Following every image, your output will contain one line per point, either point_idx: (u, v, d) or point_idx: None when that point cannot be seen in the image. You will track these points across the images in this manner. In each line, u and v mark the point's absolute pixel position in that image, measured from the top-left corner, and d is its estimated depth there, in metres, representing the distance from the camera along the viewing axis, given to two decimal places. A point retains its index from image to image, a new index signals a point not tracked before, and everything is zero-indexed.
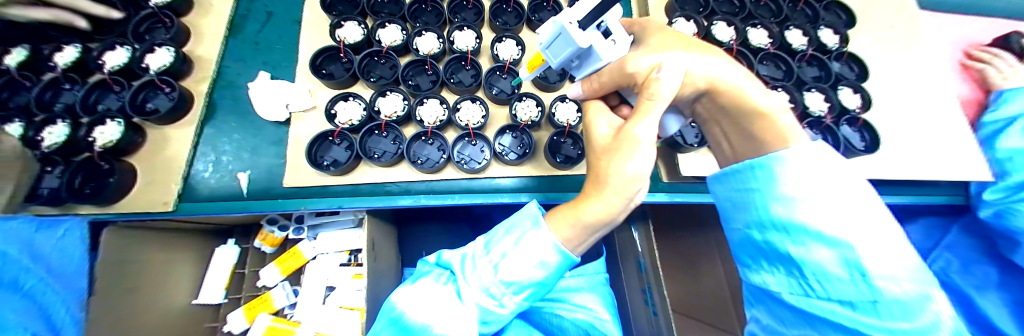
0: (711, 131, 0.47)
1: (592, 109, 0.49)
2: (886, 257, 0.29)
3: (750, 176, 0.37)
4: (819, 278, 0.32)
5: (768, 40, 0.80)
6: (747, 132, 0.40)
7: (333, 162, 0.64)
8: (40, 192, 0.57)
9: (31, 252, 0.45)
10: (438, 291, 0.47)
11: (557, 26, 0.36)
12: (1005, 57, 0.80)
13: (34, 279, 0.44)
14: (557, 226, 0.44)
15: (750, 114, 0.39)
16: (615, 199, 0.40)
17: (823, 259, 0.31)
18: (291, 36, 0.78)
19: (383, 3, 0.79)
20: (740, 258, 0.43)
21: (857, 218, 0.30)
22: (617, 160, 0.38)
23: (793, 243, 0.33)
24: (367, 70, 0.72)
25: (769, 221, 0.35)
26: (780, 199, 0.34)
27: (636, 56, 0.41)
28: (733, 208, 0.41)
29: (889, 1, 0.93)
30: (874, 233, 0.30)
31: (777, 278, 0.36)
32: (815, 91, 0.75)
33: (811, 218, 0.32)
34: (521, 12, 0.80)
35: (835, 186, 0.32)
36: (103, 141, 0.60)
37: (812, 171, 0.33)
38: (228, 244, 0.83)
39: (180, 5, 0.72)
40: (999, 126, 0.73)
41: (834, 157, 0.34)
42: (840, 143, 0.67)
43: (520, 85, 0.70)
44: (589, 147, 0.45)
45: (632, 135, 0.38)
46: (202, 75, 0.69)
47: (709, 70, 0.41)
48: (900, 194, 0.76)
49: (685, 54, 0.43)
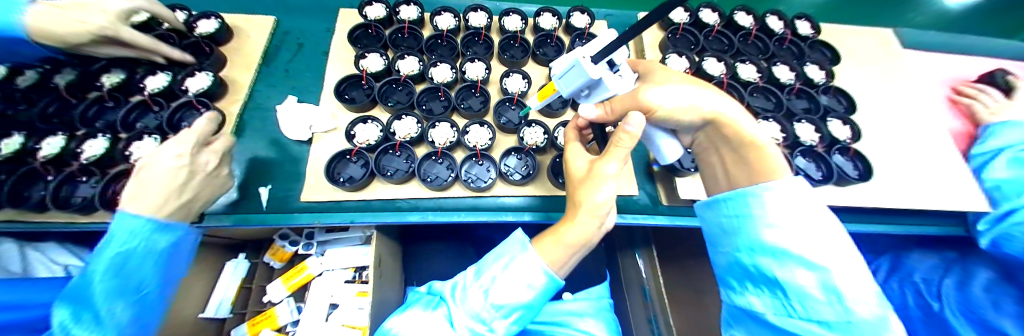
0: (709, 159, 0.51)
1: (571, 146, 0.53)
2: (856, 279, 0.31)
3: (739, 203, 0.41)
4: (801, 299, 0.33)
5: (757, 74, 0.86)
6: (744, 160, 0.44)
7: (348, 178, 0.68)
8: (72, 200, 0.62)
9: (149, 256, 0.46)
10: (427, 317, 0.49)
11: (571, 60, 0.42)
12: (990, 92, 0.83)
13: (152, 283, 0.47)
14: (544, 249, 0.48)
15: (747, 146, 0.43)
16: (589, 220, 0.46)
17: (805, 282, 0.33)
18: (318, 65, 0.86)
19: (404, 38, 0.88)
20: (725, 281, 0.45)
21: (830, 245, 0.34)
22: (588, 190, 0.45)
23: (779, 265, 0.35)
24: (385, 96, 0.79)
25: (758, 245, 0.38)
26: (768, 223, 0.37)
27: (646, 87, 0.44)
28: (723, 234, 0.45)
29: (868, 43, 1.01)
30: (842, 258, 0.33)
31: (762, 299, 0.38)
32: (804, 122, 0.79)
33: (793, 243, 0.35)
34: (527, 47, 0.88)
35: (811, 215, 0.36)
36: (139, 155, 0.65)
37: (792, 202, 0.37)
38: (238, 259, 0.86)
39: (222, 37, 0.81)
40: (987, 157, 0.75)
41: (811, 192, 0.38)
42: (834, 171, 0.69)
43: (527, 115, 0.76)
44: (567, 178, 0.51)
45: (602, 170, 0.45)
46: (235, 98, 0.76)
47: (715, 105, 0.45)
48: (903, 223, 0.76)
49: (692, 89, 0.47)
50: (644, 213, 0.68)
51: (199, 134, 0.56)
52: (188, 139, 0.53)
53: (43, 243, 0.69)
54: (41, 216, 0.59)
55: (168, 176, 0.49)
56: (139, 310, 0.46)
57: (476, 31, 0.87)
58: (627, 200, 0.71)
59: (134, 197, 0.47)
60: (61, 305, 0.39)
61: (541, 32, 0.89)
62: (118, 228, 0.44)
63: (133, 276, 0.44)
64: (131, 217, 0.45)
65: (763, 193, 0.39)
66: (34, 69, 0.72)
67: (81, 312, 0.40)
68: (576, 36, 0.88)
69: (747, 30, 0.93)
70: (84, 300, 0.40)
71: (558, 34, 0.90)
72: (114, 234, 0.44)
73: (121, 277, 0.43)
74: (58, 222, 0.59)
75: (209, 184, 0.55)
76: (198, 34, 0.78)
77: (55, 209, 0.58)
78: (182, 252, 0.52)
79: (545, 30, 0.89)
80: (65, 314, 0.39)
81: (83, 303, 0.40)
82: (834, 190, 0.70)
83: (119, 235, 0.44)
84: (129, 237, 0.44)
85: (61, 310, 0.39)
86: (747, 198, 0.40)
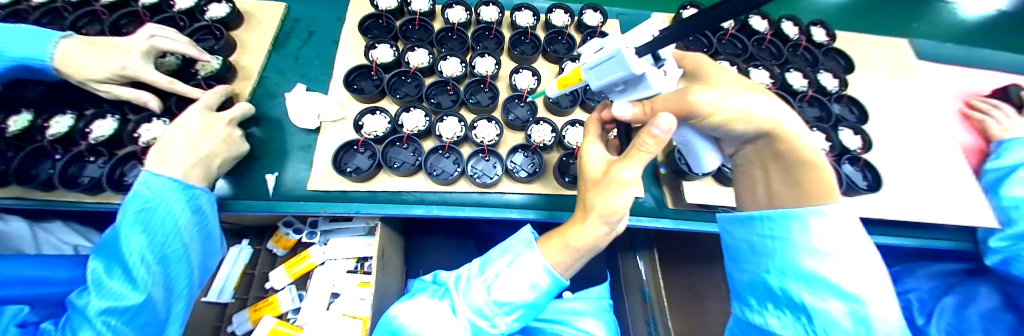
0: (752, 174, 0.51)
1: (588, 142, 0.53)
2: (883, 312, 0.33)
3: (780, 224, 0.42)
4: (825, 327, 0.35)
5: (770, 80, 0.85)
6: (797, 182, 0.44)
7: (355, 169, 0.68)
8: (79, 180, 0.62)
9: (171, 216, 0.47)
10: (433, 306, 0.49)
11: (612, 50, 0.37)
12: (1004, 109, 0.82)
13: (179, 244, 0.48)
14: (547, 252, 0.49)
15: (804, 165, 0.43)
16: (598, 227, 0.46)
17: (834, 311, 0.35)
18: (328, 53, 0.85)
19: (414, 30, 0.88)
20: (743, 297, 0.47)
21: (869, 279, 0.36)
22: (604, 195, 0.44)
23: (810, 292, 0.37)
24: (394, 87, 0.79)
25: (792, 269, 0.40)
26: (809, 249, 0.39)
27: (702, 90, 0.41)
28: (753, 252, 0.46)
29: (883, 52, 1.00)
30: (872, 289, 0.35)
31: (783, 321, 0.39)
32: (816, 130, 0.78)
33: (832, 272, 0.36)
34: (538, 44, 0.88)
35: (854, 248, 0.37)
36: (148, 138, 0.65)
37: (838, 231, 0.38)
38: (241, 245, 0.86)
39: (232, 21, 0.81)
40: (1001, 173, 0.73)
41: (860, 229, 0.39)
42: (842, 181, 0.69)
43: (536, 111, 0.76)
44: (582, 177, 0.51)
45: (620, 177, 0.43)
46: (244, 83, 0.76)
47: (779, 116, 0.42)
48: (911, 237, 0.75)
49: (754, 96, 0.44)
50: (648, 216, 0.68)
51: (206, 103, 0.61)
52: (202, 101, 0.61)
53: (48, 223, 0.69)
54: (47, 195, 0.59)
55: (190, 135, 0.54)
56: (167, 270, 0.46)
57: (487, 26, 0.87)
58: (633, 202, 0.71)
59: (157, 163, 0.50)
60: (98, 257, 0.43)
61: (551, 29, 0.88)
62: (142, 187, 0.46)
63: (159, 233, 0.45)
64: (155, 177, 0.47)
65: (809, 218, 0.39)
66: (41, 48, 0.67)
67: (113, 266, 0.43)
68: (587, 34, 0.87)
69: (761, 35, 0.92)
70: (115, 253, 0.43)
71: (569, 32, 0.89)
72: (139, 193, 0.46)
73: (148, 232, 0.45)
74: (66, 202, 0.59)
75: (229, 145, 0.59)
76: (209, 18, 0.78)
77: (61, 187, 0.58)
78: (210, 220, 0.54)
79: (556, 27, 0.88)
80: (97, 266, 0.42)
81: (114, 256, 0.43)
82: (840, 200, 0.70)
83: (143, 193, 0.46)
84: (152, 193, 0.46)
85: (94, 261, 0.42)
86: (789, 221, 0.41)
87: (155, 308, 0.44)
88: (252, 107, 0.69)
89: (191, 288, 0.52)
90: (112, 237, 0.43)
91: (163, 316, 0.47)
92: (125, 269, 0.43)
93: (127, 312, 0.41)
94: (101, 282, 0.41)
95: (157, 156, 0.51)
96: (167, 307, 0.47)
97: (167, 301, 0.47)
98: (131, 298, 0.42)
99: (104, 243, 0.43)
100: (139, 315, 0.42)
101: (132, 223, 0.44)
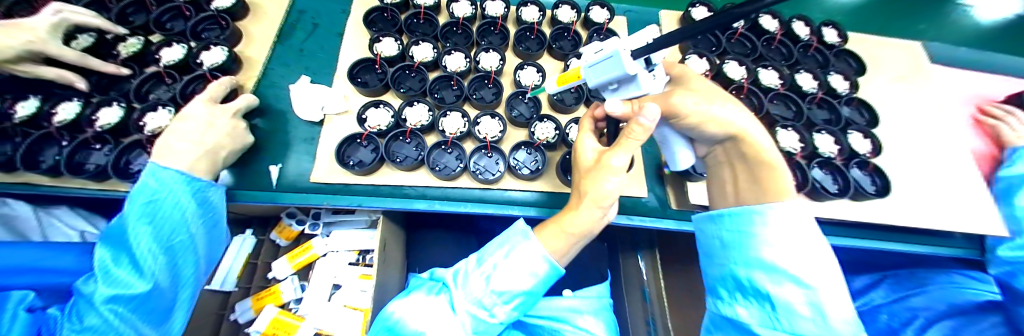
0: (721, 175, 0.52)
1: (583, 135, 0.52)
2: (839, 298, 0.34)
3: (743, 219, 0.43)
4: (784, 312, 0.35)
5: (779, 81, 0.84)
6: (756, 179, 0.45)
7: (358, 162, 0.68)
8: (85, 166, 0.62)
9: (178, 208, 0.47)
10: (431, 302, 0.49)
11: (610, 50, 0.37)
12: (1018, 115, 0.80)
13: (185, 235, 0.48)
14: (546, 239, 0.49)
15: (759, 164, 0.44)
16: (594, 211, 0.45)
17: (793, 297, 0.35)
18: (332, 45, 0.85)
19: (418, 24, 0.87)
20: (715, 291, 0.47)
21: (817, 262, 0.36)
22: (596, 181, 0.44)
23: (772, 281, 0.37)
24: (398, 81, 0.78)
25: (754, 260, 0.40)
26: (766, 241, 0.39)
27: (681, 95, 0.43)
28: (720, 247, 0.46)
29: (895, 54, 0.98)
30: (822, 273, 0.35)
31: (750, 310, 0.39)
32: (824, 132, 0.77)
33: (787, 260, 0.37)
34: (544, 40, 0.86)
35: (805, 239, 0.38)
36: (153, 126, 0.66)
37: (790, 225, 0.39)
38: (245, 234, 0.88)
39: (238, 11, 0.80)
40: (1012, 182, 0.72)
41: (812, 226, 0.39)
42: (850, 185, 0.67)
43: (540, 108, 0.75)
44: (575, 167, 0.50)
45: (609, 163, 0.43)
46: (249, 74, 0.76)
47: (745, 124, 0.44)
48: (919, 244, 0.73)
49: (725, 101, 0.45)
50: (652, 216, 0.68)
51: (211, 95, 0.61)
52: (207, 93, 0.60)
53: (55, 208, 0.70)
54: (53, 181, 0.59)
55: (194, 129, 0.54)
56: (175, 259, 0.47)
57: (492, 21, 0.86)
58: (635, 202, 0.70)
59: (162, 154, 0.50)
60: (105, 246, 0.44)
61: (558, 25, 0.88)
62: (149, 178, 0.46)
63: (165, 224, 0.46)
64: (163, 170, 0.47)
65: (765, 211, 0.41)
66: (89, 34, 0.72)
67: (120, 255, 0.43)
68: (594, 31, 0.86)
69: (771, 34, 0.90)
70: (122, 243, 0.43)
71: (575, 28, 0.88)
72: (146, 184, 0.46)
73: (154, 224, 0.45)
74: (70, 188, 0.60)
75: (232, 139, 0.58)
76: (214, 8, 0.78)
77: (67, 174, 0.59)
78: (216, 211, 0.53)
79: (563, 23, 0.88)
80: (105, 255, 0.43)
81: (120, 245, 0.43)
82: (847, 204, 0.69)
83: (149, 184, 0.46)
84: (159, 186, 0.46)
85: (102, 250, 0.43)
86: (750, 215, 0.42)
87: (162, 295, 0.45)
88: (255, 98, 0.68)
89: (195, 277, 0.52)
90: (119, 227, 0.43)
91: (170, 302, 0.48)
92: (132, 259, 0.43)
93: (135, 299, 0.42)
94: (109, 270, 0.42)
95: (162, 147, 0.51)
96: (174, 294, 0.48)
97: (173, 288, 0.47)
98: (138, 287, 0.43)
99: (110, 232, 0.44)
100: (147, 301, 0.44)
101: (139, 215, 0.44)
